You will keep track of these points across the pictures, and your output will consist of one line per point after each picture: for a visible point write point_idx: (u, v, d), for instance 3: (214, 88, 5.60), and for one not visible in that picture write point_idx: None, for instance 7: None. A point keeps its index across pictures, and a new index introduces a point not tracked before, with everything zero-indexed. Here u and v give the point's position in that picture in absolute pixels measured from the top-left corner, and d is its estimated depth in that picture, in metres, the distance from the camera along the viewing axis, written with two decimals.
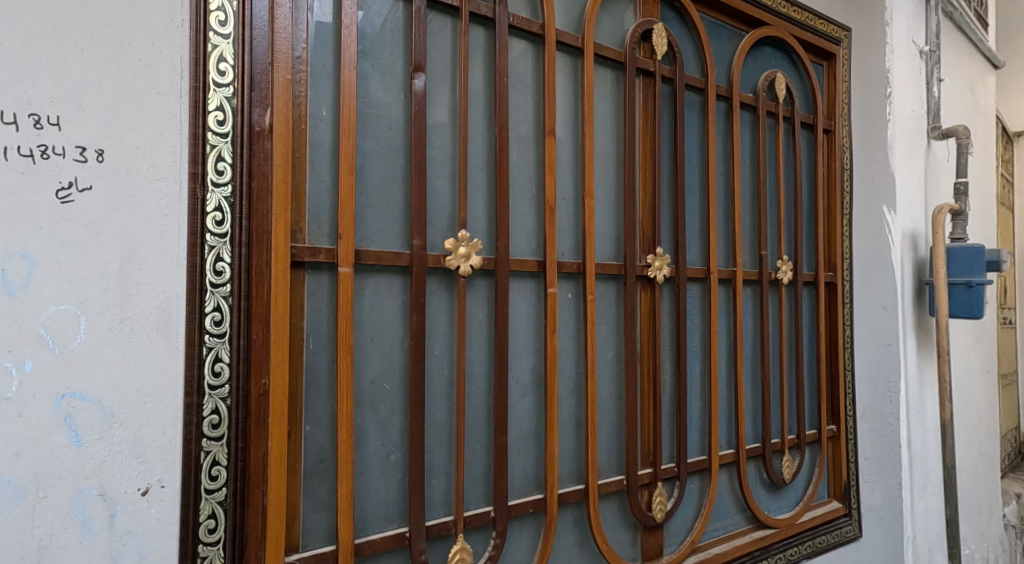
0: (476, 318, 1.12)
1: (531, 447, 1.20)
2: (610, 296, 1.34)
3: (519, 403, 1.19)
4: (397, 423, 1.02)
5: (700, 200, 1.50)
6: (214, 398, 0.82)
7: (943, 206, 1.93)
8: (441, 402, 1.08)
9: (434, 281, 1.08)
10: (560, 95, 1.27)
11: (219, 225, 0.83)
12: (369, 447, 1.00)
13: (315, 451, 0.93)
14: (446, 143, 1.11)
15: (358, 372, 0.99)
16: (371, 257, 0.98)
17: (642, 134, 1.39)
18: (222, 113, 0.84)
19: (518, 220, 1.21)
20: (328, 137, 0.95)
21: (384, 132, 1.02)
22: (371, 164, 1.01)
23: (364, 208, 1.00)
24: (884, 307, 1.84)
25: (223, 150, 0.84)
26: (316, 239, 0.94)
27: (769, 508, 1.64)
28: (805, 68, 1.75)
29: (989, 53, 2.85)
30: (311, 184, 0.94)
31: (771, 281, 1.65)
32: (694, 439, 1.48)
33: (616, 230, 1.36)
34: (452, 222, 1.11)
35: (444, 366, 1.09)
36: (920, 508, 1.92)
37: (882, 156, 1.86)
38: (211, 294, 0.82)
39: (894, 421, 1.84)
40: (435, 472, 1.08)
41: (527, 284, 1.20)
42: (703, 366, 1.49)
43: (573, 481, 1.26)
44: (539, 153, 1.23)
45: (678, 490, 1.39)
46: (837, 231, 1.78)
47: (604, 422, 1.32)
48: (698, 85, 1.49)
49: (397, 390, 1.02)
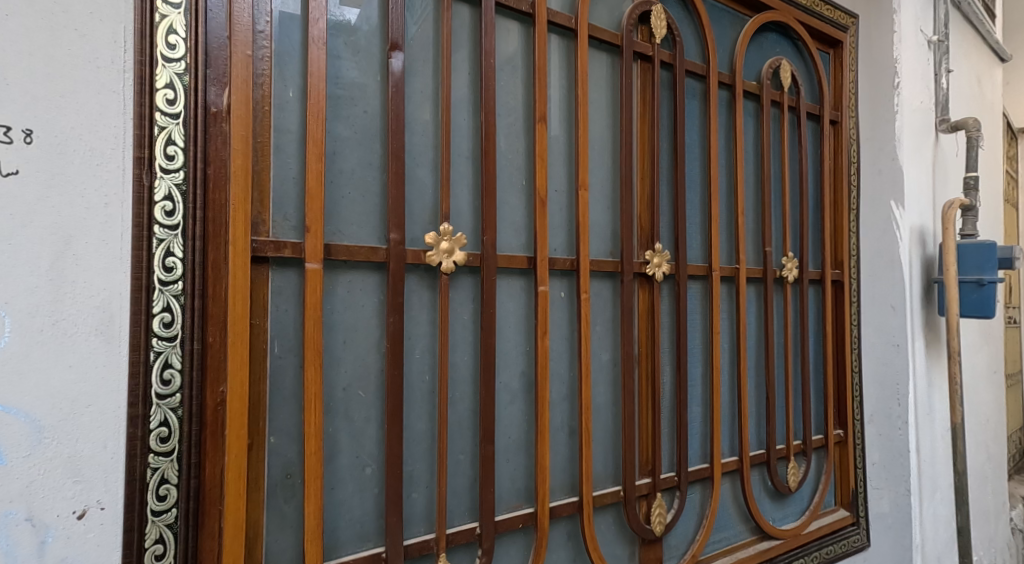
0: (460, 319, 1.04)
1: (520, 457, 1.12)
2: (605, 295, 1.26)
3: (508, 410, 1.11)
4: (373, 433, 0.94)
5: (700, 193, 1.42)
6: (163, 409, 0.74)
7: (955, 200, 1.84)
8: (422, 409, 1.00)
9: (415, 278, 1.00)
10: (552, 80, 1.19)
11: (170, 215, 0.75)
12: (342, 460, 0.92)
13: (281, 465, 0.85)
14: (427, 129, 1.02)
15: (329, 378, 0.91)
16: (343, 252, 0.90)
17: (640, 123, 1.31)
18: (172, 91, 0.75)
19: (506, 213, 1.12)
20: (296, 121, 0.87)
21: (358, 116, 0.94)
22: (344, 151, 0.93)
23: (337, 198, 0.92)
24: (893, 306, 1.75)
25: (174, 133, 0.75)
26: (281, 232, 0.86)
27: (774, 518, 1.56)
28: (811, 56, 1.66)
29: (996, 46, 2.76)
30: (276, 171, 0.85)
31: (776, 278, 1.57)
32: (695, 447, 1.39)
33: (612, 224, 1.27)
34: (435, 215, 1.02)
35: (425, 370, 1.00)
36: (930, 516, 1.84)
37: (890, 149, 1.77)
38: (160, 293, 0.74)
39: (902, 425, 1.74)
40: (416, 486, 0.99)
41: (515, 282, 1.12)
42: (704, 368, 1.42)
43: (566, 493, 1.18)
44: (530, 141, 1.15)
45: (678, 501, 1.30)
46: (844, 225, 1.69)
47: (599, 429, 1.24)
48: (700, 72, 1.41)
49: (373, 397, 0.94)
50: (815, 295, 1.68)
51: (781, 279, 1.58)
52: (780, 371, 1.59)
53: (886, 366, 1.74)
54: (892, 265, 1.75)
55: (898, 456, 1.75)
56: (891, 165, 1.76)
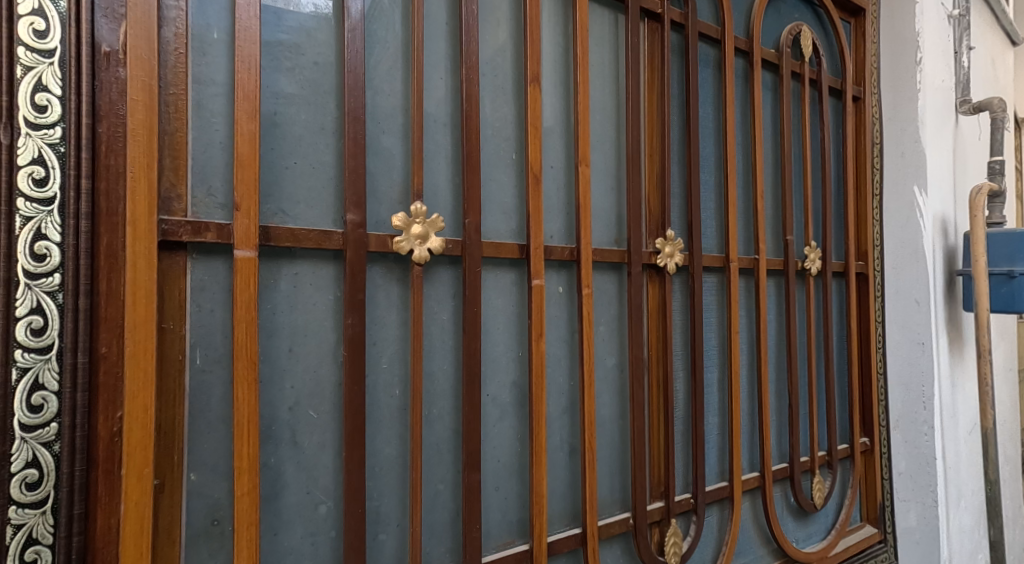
0: (437, 319, 0.86)
1: (512, 483, 0.94)
2: (610, 290, 1.07)
3: (497, 428, 0.93)
4: (329, 463, 0.76)
5: (716, 173, 1.24)
6: (31, 444, 0.56)
7: (982, 185, 1.56)
8: (391, 431, 0.82)
9: (381, 270, 0.81)
10: (546, 37, 1.01)
11: (40, 186, 0.57)
12: (288, 497, 0.74)
13: (204, 510, 0.66)
14: (396, 87, 0.84)
15: (271, 396, 0.73)
16: (286, 238, 0.72)
17: (647, 93, 1.13)
18: (43, 20, 0.57)
19: (493, 193, 0.94)
20: (223, 71, 0.68)
21: (308, 69, 0.76)
22: (288, 111, 0.75)
23: (280, 172, 0.74)
24: (917, 302, 1.49)
25: (46, 75, 0.57)
26: (205, 210, 0.67)
27: (797, 540, 1.38)
28: (832, 24, 1.47)
29: (1009, 27, 2.57)
30: (196, 133, 0.67)
31: (798, 271, 1.39)
32: (711, 462, 1.21)
33: (617, 208, 1.09)
34: (406, 193, 0.84)
35: (395, 384, 0.82)
36: (957, 527, 1.67)
37: (914, 129, 1.50)
38: (25, 290, 0.56)
39: (928, 431, 1.48)
40: (383, 525, 0.81)
41: (506, 275, 0.94)
42: (722, 372, 1.23)
43: (567, 524, 1.00)
44: (520, 108, 0.97)
45: (695, 527, 1.12)
46: (868, 211, 1.50)
47: (603, 446, 1.06)
48: (714, 36, 1.22)
49: (329, 419, 0.75)
50: (838, 289, 1.50)
51: (803, 272, 1.40)
52: (803, 374, 1.41)
53: (910, 367, 1.50)
54: (918, 256, 1.49)
55: (924, 465, 1.50)
56: (915, 149, 1.49)
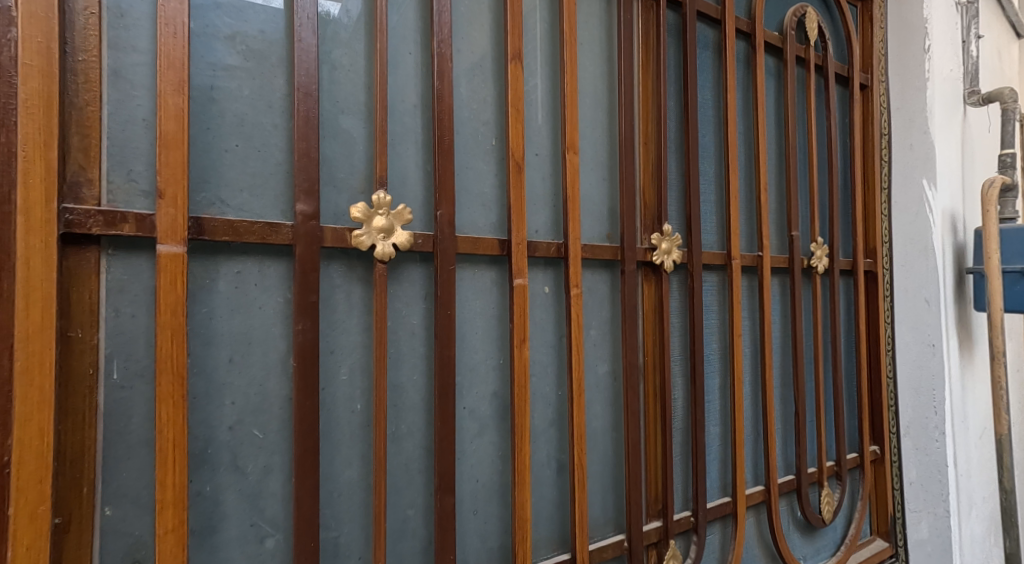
0: (406, 324, 0.77)
1: (493, 504, 0.84)
2: (601, 290, 0.98)
3: (475, 445, 0.83)
4: (278, 490, 0.66)
5: (715, 164, 1.15)
6: None
7: (994, 177, 1.44)
8: (352, 451, 0.72)
9: (340, 268, 0.72)
10: (528, 12, 0.92)
11: None
12: (228, 530, 0.64)
13: (123, 550, 0.57)
14: (357, 62, 0.74)
15: (207, 414, 0.63)
16: (225, 231, 0.62)
17: (641, 75, 1.03)
18: None
19: (470, 182, 0.85)
20: (146, 35, 0.59)
21: (252, 38, 0.66)
22: (228, 86, 0.65)
23: (219, 156, 0.64)
24: (927, 302, 1.38)
25: None
26: (125, 197, 0.58)
27: (804, 556, 1.29)
28: (838, 5, 1.37)
29: (1015, 18, 2.47)
30: (114, 109, 0.57)
31: (804, 269, 1.29)
32: (712, 476, 1.12)
33: (608, 200, 1.00)
34: (370, 182, 0.74)
35: (357, 397, 0.72)
36: (969, 537, 1.57)
37: (923, 120, 1.39)
38: None
39: (940, 437, 1.36)
40: (343, 558, 0.72)
41: (485, 273, 0.84)
42: (724, 379, 1.14)
43: (554, 549, 0.90)
44: (500, 87, 0.87)
45: (695, 548, 1.02)
46: (874, 204, 1.40)
47: (595, 461, 0.96)
48: (713, 15, 1.12)
49: (277, 440, 0.66)
50: (846, 289, 1.40)
51: (809, 269, 1.30)
52: (810, 379, 1.32)
53: (920, 370, 1.38)
54: (927, 252, 1.38)
55: (936, 472, 1.38)
56: (924, 139, 1.38)
